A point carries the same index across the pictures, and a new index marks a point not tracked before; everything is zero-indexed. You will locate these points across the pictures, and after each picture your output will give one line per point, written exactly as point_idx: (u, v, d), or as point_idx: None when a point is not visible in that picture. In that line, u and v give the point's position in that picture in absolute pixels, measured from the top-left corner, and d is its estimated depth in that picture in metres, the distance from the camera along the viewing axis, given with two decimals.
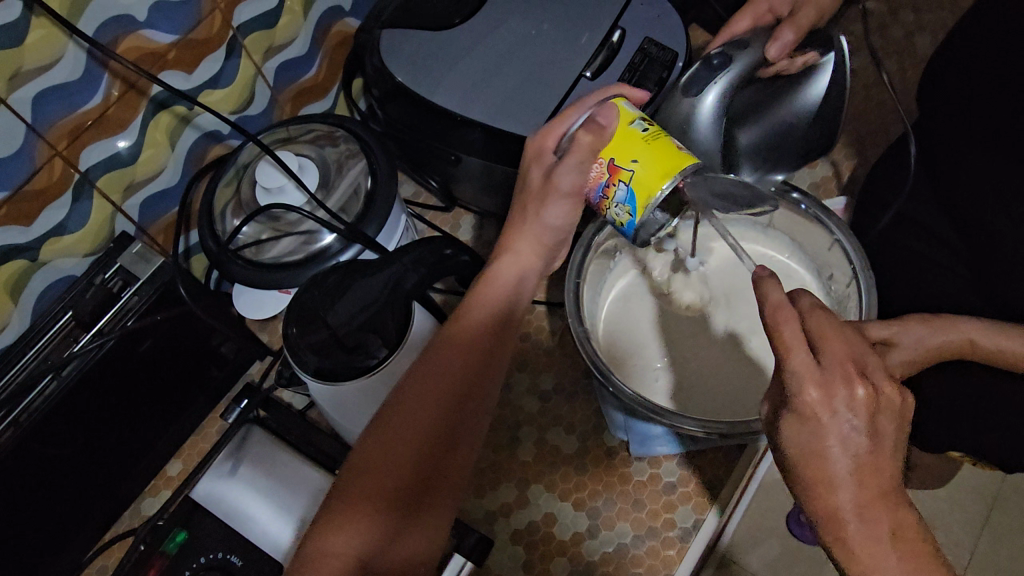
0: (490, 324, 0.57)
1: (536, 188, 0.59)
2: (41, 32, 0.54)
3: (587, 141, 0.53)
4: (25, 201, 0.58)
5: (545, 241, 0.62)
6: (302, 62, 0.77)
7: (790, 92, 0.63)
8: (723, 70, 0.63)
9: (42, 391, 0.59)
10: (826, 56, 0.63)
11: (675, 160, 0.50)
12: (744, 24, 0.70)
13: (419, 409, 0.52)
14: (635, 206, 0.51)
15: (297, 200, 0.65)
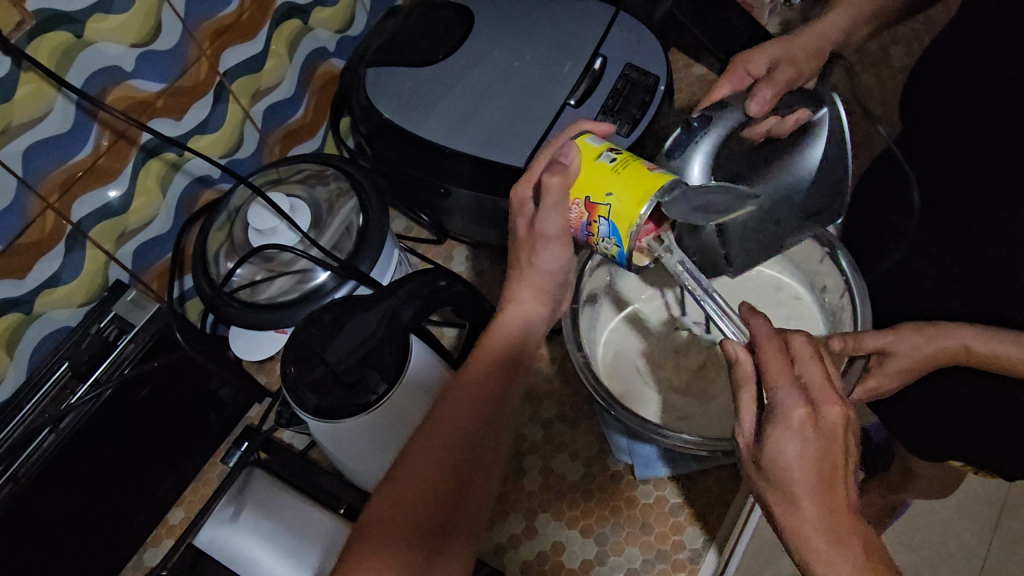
0: (504, 369, 0.54)
1: (525, 238, 0.56)
2: (30, 86, 0.54)
3: (557, 184, 0.50)
4: (18, 255, 0.58)
5: (547, 288, 0.58)
6: (290, 104, 0.77)
7: (785, 159, 0.55)
8: (702, 133, 0.59)
9: (39, 445, 0.58)
10: (816, 114, 0.55)
11: (648, 183, 0.47)
12: (725, 89, 0.65)
13: (434, 450, 0.50)
14: (619, 236, 0.48)
15: (290, 239, 0.65)
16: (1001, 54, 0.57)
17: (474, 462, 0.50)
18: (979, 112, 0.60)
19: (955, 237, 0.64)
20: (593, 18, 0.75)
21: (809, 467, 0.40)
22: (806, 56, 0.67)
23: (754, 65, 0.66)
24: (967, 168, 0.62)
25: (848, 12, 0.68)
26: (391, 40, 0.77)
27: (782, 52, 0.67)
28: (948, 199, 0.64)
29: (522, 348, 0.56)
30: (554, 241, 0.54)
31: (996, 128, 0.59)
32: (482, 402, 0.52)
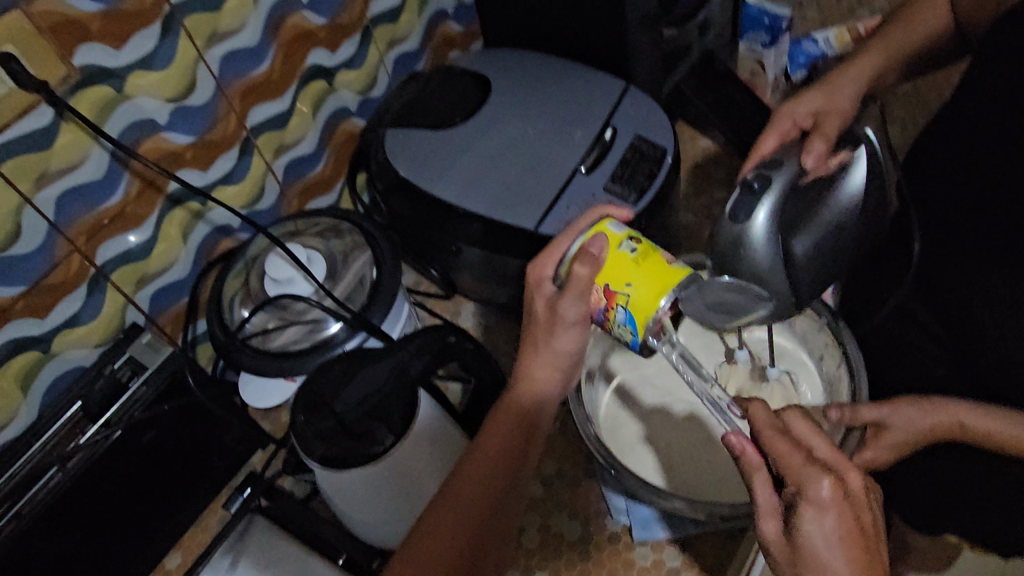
0: (515, 447, 0.53)
1: (542, 317, 0.54)
2: (70, 136, 0.57)
3: (585, 273, 0.50)
4: (41, 294, 0.60)
5: (562, 367, 0.56)
6: (310, 159, 0.80)
7: (832, 189, 0.56)
8: (763, 192, 0.57)
9: (47, 483, 0.59)
10: (856, 152, 0.59)
11: (669, 279, 0.49)
12: (771, 142, 0.69)
13: (452, 524, 0.49)
14: (635, 327, 0.49)
15: (306, 289, 0.68)
16: (983, 140, 0.60)
17: (484, 536, 0.50)
18: (959, 194, 0.63)
19: (946, 312, 0.66)
20: (605, 90, 0.79)
21: (846, 558, 0.40)
22: (850, 101, 0.70)
23: (800, 115, 0.70)
24: (950, 246, 0.64)
25: (877, 58, 0.71)
26: (412, 102, 0.81)
27: (826, 101, 0.70)
28: (937, 275, 0.66)
29: (533, 428, 0.54)
30: (574, 325, 0.53)
31: (976, 210, 0.61)
32: (491, 485, 0.51)
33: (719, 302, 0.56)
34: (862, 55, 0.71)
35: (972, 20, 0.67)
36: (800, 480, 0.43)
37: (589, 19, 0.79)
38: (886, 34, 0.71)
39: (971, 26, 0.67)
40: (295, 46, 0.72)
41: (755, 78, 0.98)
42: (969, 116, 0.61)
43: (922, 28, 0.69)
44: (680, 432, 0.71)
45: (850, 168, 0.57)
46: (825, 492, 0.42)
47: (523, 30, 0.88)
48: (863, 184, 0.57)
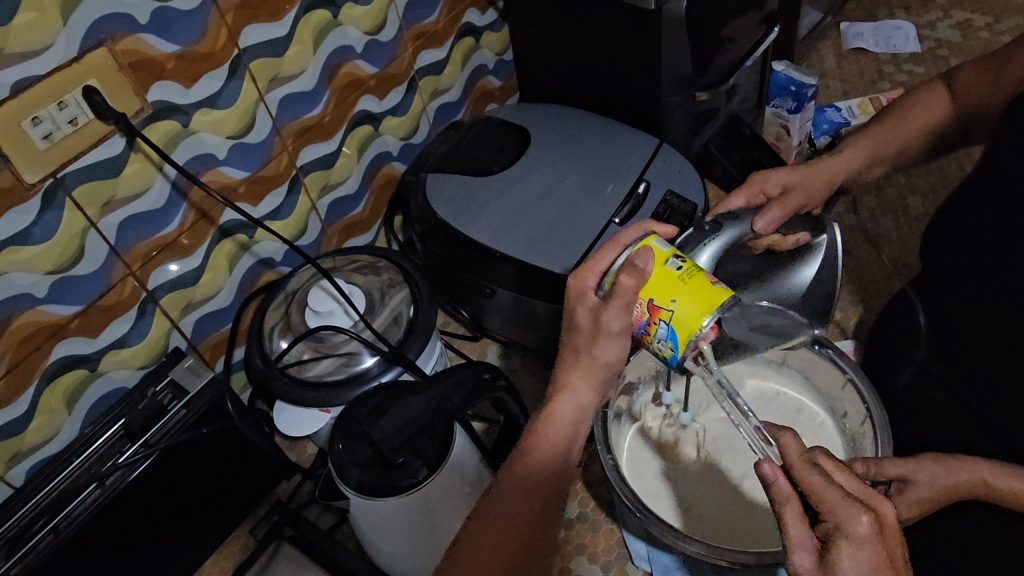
0: (560, 456, 0.54)
1: (586, 327, 0.55)
2: (136, 166, 0.61)
3: (631, 284, 0.51)
4: (95, 315, 0.62)
5: (602, 379, 0.56)
6: (352, 199, 0.83)
7: (780, 269, 0.64)
8: (716, 235, 0.63)
9: (84, 499, 0.60)
10: (816, 238, 0.65)
11: (713, 297, 0.49)
12: (738, 203, 0.70)
13: (489, 552, 0.50)
14: (677, 342, 0.50)
15: (345, 322, 0.69)
16: (1003, 204, 0.62)
17: (533, 545, 0.52)
18: (981, 257, 0.65)
19: (970, 372, 0.67)
20: (638, 147, 0.82)
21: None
22: (818, 184, 0.73)
23: (770, 184, 0.71)
24: (971, 308, 0.66)
25: (863, 150, 0.74)
26: (452, 151, 0.85)
27: (797, 177, 0.72)
28: (960, 335, 0.67)
29: (573, 440, 0.55)
30: (616, 336, 0.54)
31: (998, 273, 0.63)
32: (532, 503, 0.52)
33: (763, 326, 0.55)
34: (846, 146, 0.75)
35: (975, 113, 0.71)
36: (840, 517, 0.42)
37: (625, 78, 0.83)
38: (877, 128, 0.74)
39: (974, 120, 0.72)
40: (346, 92, 0.77)
41: (780, 141, 1.01)
42: (990, 183, 0.63)
43: (920, 122, 0.73)
44: (705, 472, 0.72)
45: (805, 258, 0.64)
46: (865, 527, 0.41)
47: (560, 87, 0.92)
48: (810, 278, 0.63)
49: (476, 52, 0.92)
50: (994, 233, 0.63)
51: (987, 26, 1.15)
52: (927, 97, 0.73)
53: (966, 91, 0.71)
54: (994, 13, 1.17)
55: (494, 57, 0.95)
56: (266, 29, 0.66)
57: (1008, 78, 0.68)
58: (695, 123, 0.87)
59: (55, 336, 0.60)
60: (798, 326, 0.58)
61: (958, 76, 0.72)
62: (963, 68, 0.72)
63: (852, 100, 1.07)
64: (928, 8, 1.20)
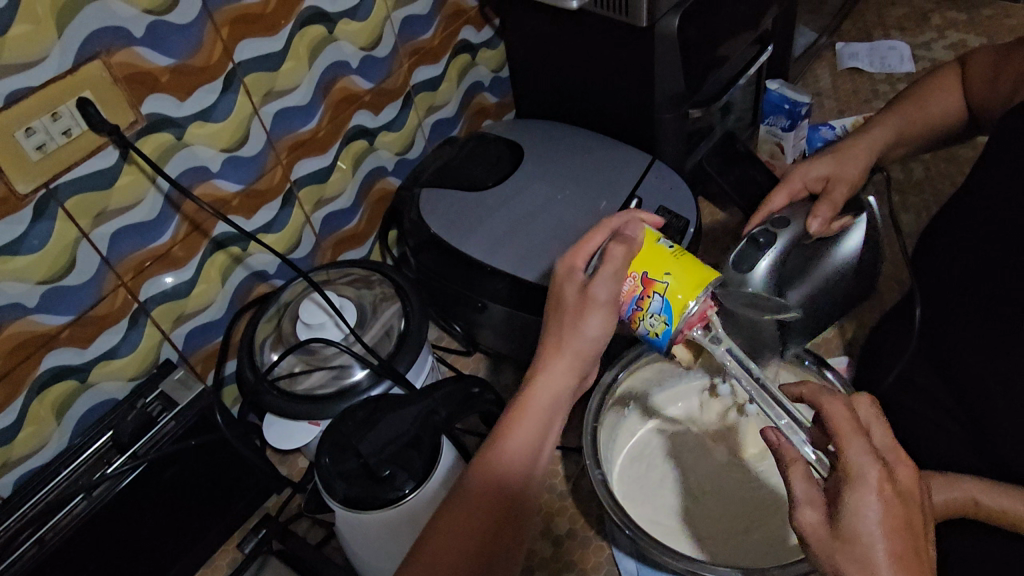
0: (530, 453, 0.53)
1: (572, 304, 0.54)
2: (129, 177, 0.61)
3: (620, 253, 0.53)
4: (86, 326, 0.62)
5: (583, 357, 0.55)
6: (347, 213, 0.84)
7: (823, 253, 0.65)
8: (768, 244, 0.64)
9: (71, 510, 0.60)
10: (857, 219, 0.66)
11: (703, 273, 0.52)
12: (779, 200, 0.73)
13: (457, 542, 0.49)
14: (673, 315, 0.52)
15: (336, 335, 0.70)
16: (996, 218, 0.62)
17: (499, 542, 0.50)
18: (974, 272, 0.64)
19: (963, 388, 0.66)
20: (632, 163, 0.83)
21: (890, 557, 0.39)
22: (857, 169, 0.72)
23: (811, 178, 0.72)
24: (963, 324, 0.65)
25: (887, 130, 0.75)
26: (447, 166, 0.85)
27: (836, 167, 0.73)
28: (953, 352, 0.67)
29: (550, 422, 0.55)
30: (605, 308, 0.53)
31: (991, 289, 0.62)
32: (506, 488, 0.51)
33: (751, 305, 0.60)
34: (875, 126, 0.75)
35: (982, 105, 0.71)
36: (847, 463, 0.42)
37: (619, 95, 0.84)
38: (900, 108, 0.75)
39: (982, 111, 0.71)
40: (342, 107, 0.77)
41: (774, 159, 1.01)
42: (983, 198, 0.63)
43: (935, 104, 0.73)
44: (705, 481, 0.73)
45: (846, 235, 0.65)
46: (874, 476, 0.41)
47: (555, 103, 0.92)
48: (853, 254, 0.65)
49: (473, 68, 0.92)
50: (986, 249, 0.63)
51: (981, 47, 1.15)
52: (944, 82, 0.73)
53: (975, 78, 0.71)
54: (987, 33, 1.18)
55: (490, 74, 0.95)
56: (262, 43, 0.67)
57: (1005, 79, 0.68)
58: (689, 140, 0.87)
59: (45, 346, 0.60)
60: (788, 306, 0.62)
61: (971, 60, 0.72)
62: (977, 53, 0.71)
63: (846, 119, 1.08)
64: (923, 29, 1.21)
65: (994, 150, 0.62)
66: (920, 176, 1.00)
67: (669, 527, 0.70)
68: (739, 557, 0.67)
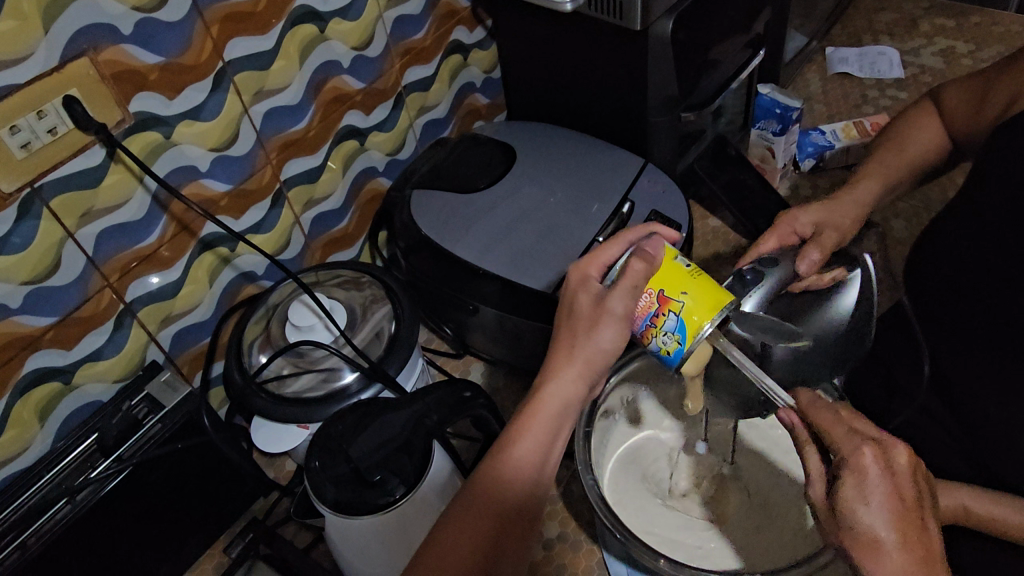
0: (540, 458, 0.53)
1: (586, 313, 0.55)
2: (116, 176, 0.60)
3: (639, 269, 0.53)
4: (70, 327, 0.61)
5: (594, 367, 0.55)
6: (336, 214, 0.83)
7: (822, 301, 0.61)
8: (755, 286, 0.60)
9: (54, 515, 0.58)
10: (852, 272, 0.63)
11: (719, 295, 0.52)
12: (771, 244, 0.70)
13: (468, 530, 0.49)
14: (686, 334, 0.51)
15: (326, 337, 0.69)
16: (988, 225, 0.62)
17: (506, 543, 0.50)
18: (967, 279, 0.64)
19: (954, 395, 0.66)
20: (624, 167, 0.83)
21: (896, 540, 0.45)
22: (849, 219, 0.71)
23: (801, 223, 0.71)
24: (956, 331, 0.66)
25: (875, 179, 0.73)
26: (437, 167, 0.85)
27: (827, 215, 0.71)
28: (945, 357, 0.67)
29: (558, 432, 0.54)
30: (619, 321, 0.54)
31: (984, 296, 0.62)
32: (511, 496, 0.51)
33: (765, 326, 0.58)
34: (860, 177, 0.74)
35: (967, 132, 0.72)
36: (844, 451, 0.48)
37: (611, 97, 0.83)
38: (879, 156, 0.75)
39: (966, 139, 0.73)
40: (332, 108, 0.77)
41: (765, 163, 1.01)
42: (979, 203, 0.63)
43: (920, 142, 0.74)
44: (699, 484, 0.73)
45: (843, 287, 0.61)
46: (869, 461, 0.46)
47: (547, 105, 0.92)
48: (852, 307, 0.60)
49: (464, 69, 0.92)
50: (979, 256, 0.63)
51: (970, 54, 1.16)
52: (921, 120, 0.74)
53: (954, 108, 0.72)
54: (976, 41, 1.18)
55: (481, 75, 0.95)
56: (252, 42, 0.66)
57: (992, 104, 0.68)
58: (681, 144, 0.87)
59: (29, 347, 0.59)
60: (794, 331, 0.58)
61: (945, 93, 0.73)
62: (951, 85, 0.73)
63: (837, 123, 1.08)
64: (912, 35, 1.21)
65: (988, 158, 0.62)
66: None
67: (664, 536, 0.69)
68: (728, 560, 0.68)
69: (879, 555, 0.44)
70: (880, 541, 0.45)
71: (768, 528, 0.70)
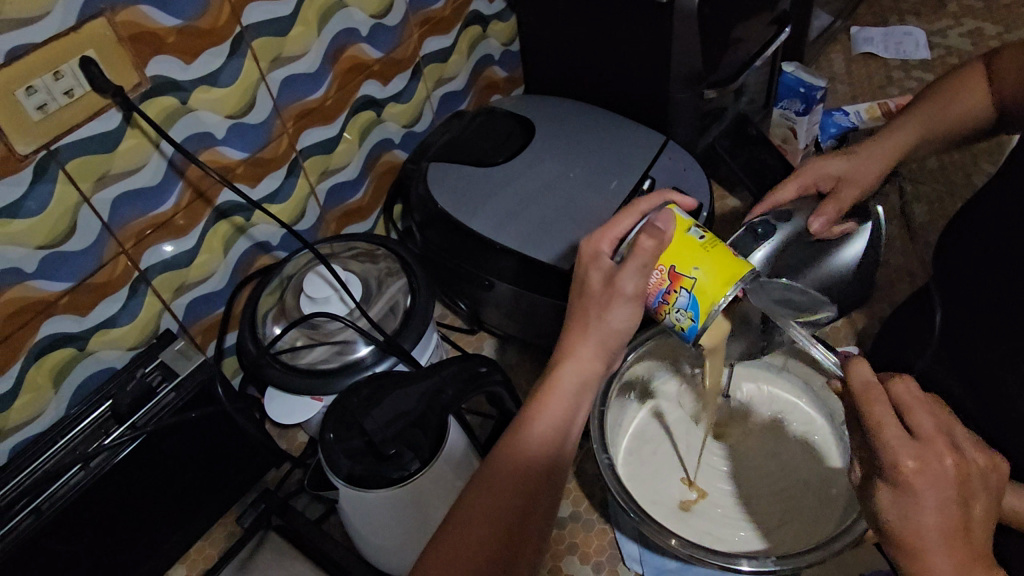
0: (557, 436, 0.52)
1: (598, 290, 0.54)
2: (132, 141, 0.59)
3: (650, 247, 0.51)
4: (85, 293, 0.61)
5: (609, 345, 0.54)
6: (351, 185, 0.82)
7: (827, 253, 0.69)
8: (767, 238, 0.67)
9: (67, 481, 0.58)
10: (862, 226, 0.70)
11: (734, 268, 0.51)
12: (788, 193, 0.72)
13: (484, 511, 0.49)
14: (698, 311, 0.51)
15: (340, 310, 0.69)
16: (1020, 210, 0.61)
17: (523, 528, 0.49)
18: (996, 265, 0.63)
19: (977, 383, 0.65)
20: (644, 143, 0.81)
21: (942, 545, 0.42)
22: (872, 174, 0.71)
23: (824, 174, 0.71)
24: (982, 318, 0.64)
25: (909, 133, 0.71)
26: (454, 140, 0.84)
27: (851, 168, 0.71)
28: (969, 345, 0.66)
29: (574, 410, 0.54)
30: (631, 300, 0.53)
31: (1013, 283, 0.61)
32: (527, 476, 0.50)
33: (783, 299, 0.61)
34: (897, 127, 0.72)
35: (1014, 104, 0.66)
36: (887, 460, 0.43)
37: (633, 72, 0.82)
38: (923, 107, 0.71)
39: (1013, 111, 0.66)
40: (349, 77, 0.75)
41: (787, 143, 1.00)
42: (1011, 188, 0.62)
43: (959, 109, 0.69)
44: (716, 466, 0.73)
45: (851, 238, 0.69)
46: (908, 464, 0.42)
47: (567, 79, 0.90)
48: (855, 257, 0.69)
49: (483, 41, 0.90)
50: (1010, 241, 0.61)
51: (998, 36, 1.14)
52: (969, 80, 0.69)
53: (1005, 76, 0.66)
54: (1005, 23, 1.16)
55: (500, 47, 0.93)
56: (270, 8, 0.65)
57: None
58: (703, 121, 0.85)
59: (43, 313, 0.59)
60: (814, 297, 0.65)
61: (1001, 58, 0.67)
62: (1010, 50, 0.66)
63: (860, 105, 1.06)
64: (939, 16, 1.19)
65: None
66: (933, 166, 0.99)
67: (669, 505, 0.70)
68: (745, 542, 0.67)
69: (927, 561, 0.42)
70: (925, 546, 0.42)
71: (787, 511, 0.69)
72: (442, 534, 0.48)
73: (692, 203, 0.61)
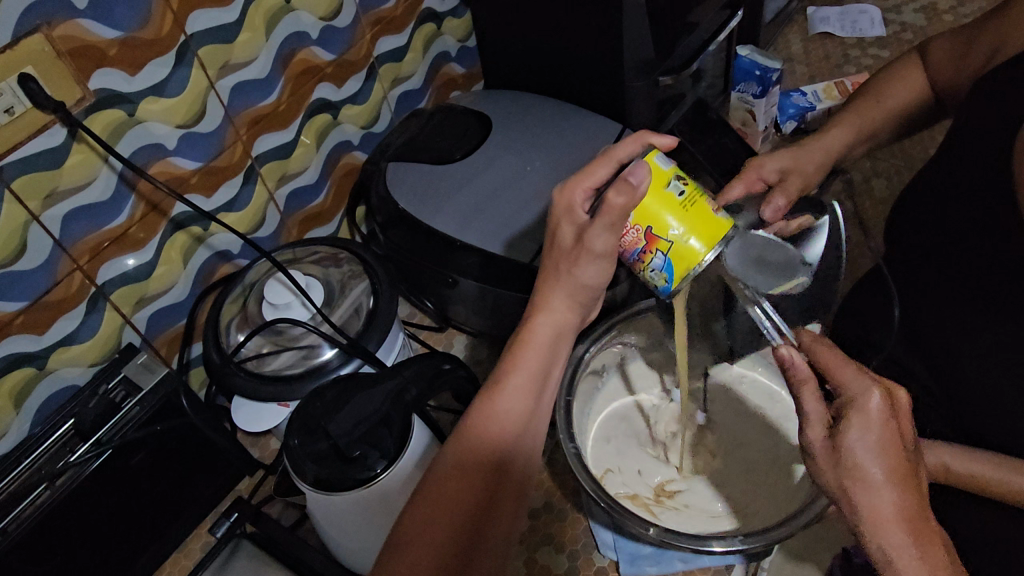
0: (536, 384, 0.55)
1: (569, 246, 0.55)
2: (79, 156, 0.59)
3: (621, 205, 0.49)
4: (41, 311, 0.60)
5: (581, 298, 0.57)
6: (311, 190, 0.82)
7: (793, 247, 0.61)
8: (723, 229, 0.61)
9: (32, 501, 0.58)
10: (821, 221, 0.63)
11: (714, 227, 0.50)
12: (737, 189, 0.68)
13: (461, 466, 0.49)
14: (673, 274, 0.51)
15: (303, 314, 0.68)
16: (965, 187, 0.62)
17: (504, 478, 0.51)
18: (943, 241, 0.64)
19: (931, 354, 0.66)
20: (602, 133, 0.82)
21: (889, 481, 0.43)
22: (814, 165, 0.72)
23: (767, 170, 0.71)
24: (932, 291, 0.65)
25: (846, 129, 0.74)
26: (412, 139, 0.84)
27: (792, 162, 0.72)
28: (921, 317, 0.67)
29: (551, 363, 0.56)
30: (600, 257, 0.54)
31: (958, 255, 0.62)
32: (505, 435, 0.52)
33: (762, 257, 0.56)
34: (834, 126, 0.75)
35: (947, 85, 0.71)
36: (851, 394, 0.46)
37: (588, 66, 0.82)
38: (858, 104, 0.75)
39: (947, 92, 0.72)
40: (302, 80, 0.75)
41: (746, 126, 1.01)
42: (958, 163, 0.63)
43: (897, 95, 0.74)
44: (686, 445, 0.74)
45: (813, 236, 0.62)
46: (875, 404, 0.45)
47: (524, 73, 0.90)
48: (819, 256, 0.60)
49: (438, 39, 0.90)
50: (955, 216, 0.62)
51: (951, 10, 1.15)
52: (904, 72, 0.74)
53: (937, 63, 0.72)
54: None
55: (456, 44, 0.93)
56: (213, 15, 0.64)
57: (975, 53, 0.67)
58: (661, 109, 0.86)
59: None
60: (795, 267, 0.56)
61: (933, 45, 0.72)
62: (937, 40, 0.72)
63: (818, 84, 1.07)
64: None
65: (969, 115, 0.61)
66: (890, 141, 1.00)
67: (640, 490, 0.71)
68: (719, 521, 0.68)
69: (873, 495, 0.43)
70: (878, 477, 0.44)
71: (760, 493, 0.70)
72: (418, 491, 0.49)
73: (672, 143, 0.59)
